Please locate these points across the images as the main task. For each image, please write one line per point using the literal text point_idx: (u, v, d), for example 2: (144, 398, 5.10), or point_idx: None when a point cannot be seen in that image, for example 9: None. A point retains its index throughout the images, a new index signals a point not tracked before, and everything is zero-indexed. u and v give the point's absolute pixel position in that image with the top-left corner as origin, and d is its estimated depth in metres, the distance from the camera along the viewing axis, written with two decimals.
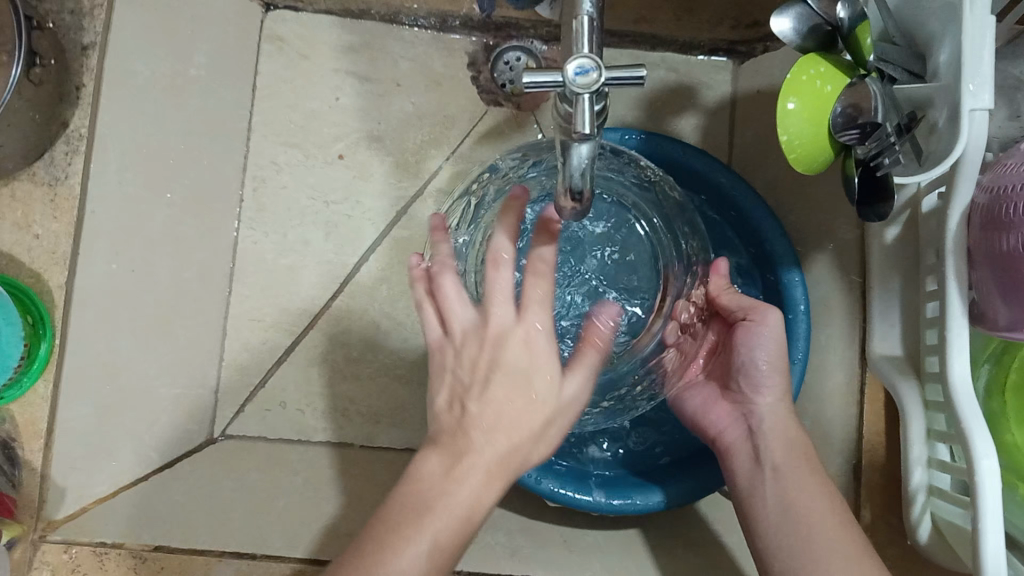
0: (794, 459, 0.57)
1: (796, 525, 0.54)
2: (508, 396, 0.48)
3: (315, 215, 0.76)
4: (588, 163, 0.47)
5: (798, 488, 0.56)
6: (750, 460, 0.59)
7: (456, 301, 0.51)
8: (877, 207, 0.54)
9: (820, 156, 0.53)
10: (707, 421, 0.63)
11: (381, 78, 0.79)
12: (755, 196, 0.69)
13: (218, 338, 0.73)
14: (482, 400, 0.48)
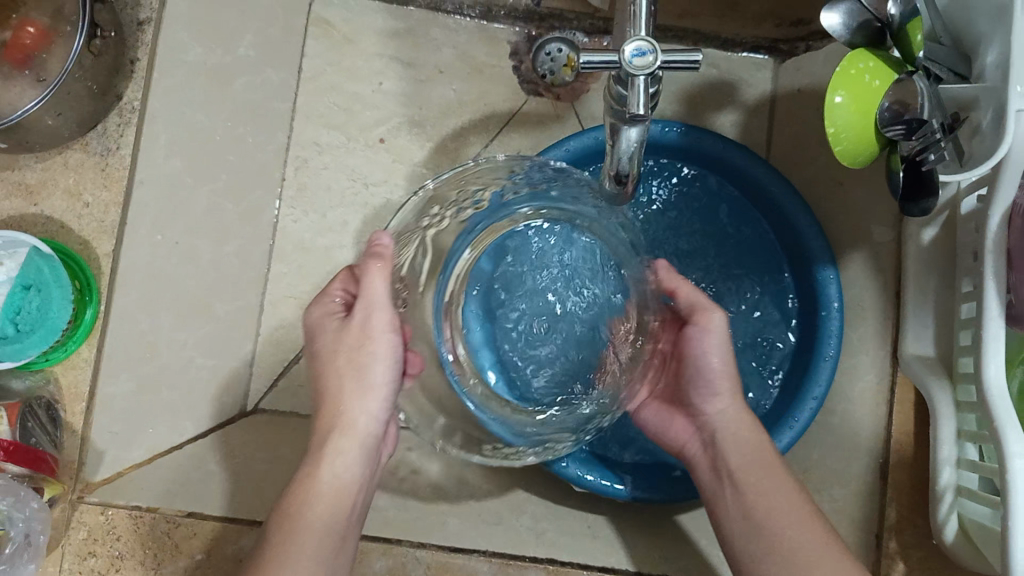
0: (754, 463, 0.57)
1: (767, 539, 0.54)
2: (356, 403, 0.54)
3: (354, 197, 0.77)
4: (637, 147, 0.49)
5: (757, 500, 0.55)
6: (711, 470, 0.59)
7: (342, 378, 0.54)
8: (920, 202, 0.54)
9: (865, 151, 0.53)
10: (669, 434, 0.62)
11: (424, 65, 0.80)
12: (792, 193, 0.69)
13: (255, 314, 0.74)
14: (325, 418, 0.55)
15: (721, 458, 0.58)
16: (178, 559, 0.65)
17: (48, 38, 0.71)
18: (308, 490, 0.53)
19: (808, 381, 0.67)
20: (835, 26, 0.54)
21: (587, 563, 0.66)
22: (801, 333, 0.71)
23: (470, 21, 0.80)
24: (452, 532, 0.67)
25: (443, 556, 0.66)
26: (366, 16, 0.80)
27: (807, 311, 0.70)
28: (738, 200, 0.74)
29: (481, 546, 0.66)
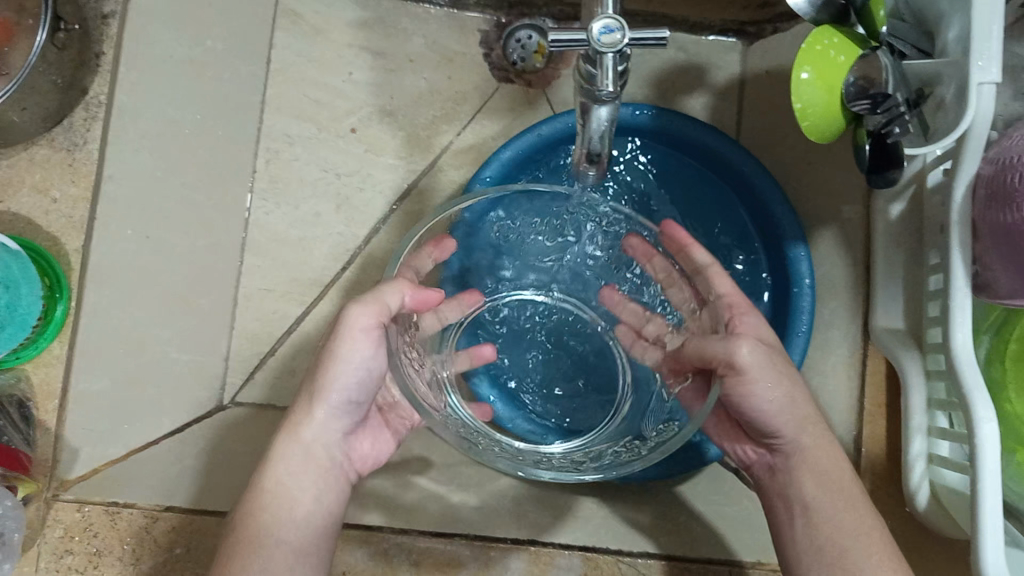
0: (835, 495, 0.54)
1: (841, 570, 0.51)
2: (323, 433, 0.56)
3: (326, 188, 0.77)
4: (607, 127, 0.49)
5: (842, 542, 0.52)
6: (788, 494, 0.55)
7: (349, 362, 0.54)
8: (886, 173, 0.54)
9: (833, 125, 0.54)
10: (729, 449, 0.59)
11: (395, 54, 0.80)
12: (762, 171, 0.69)
13: (230, 307, 0.73)
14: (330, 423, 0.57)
15: (793, 487, 0.55)
16: (157, 554, 0.65)
17: (11, 32, 0.70)
18: (254, 543, 0.53)
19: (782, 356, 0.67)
20: (801, 6, 0.55)
21: (569, 544, 0.67)
22: (774, 309, 0.71)
23: (439, 10, 0.80)
24: (433, 517, 0.67)
25: (424, 541, 0.66)
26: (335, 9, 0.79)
27: (780, 288, 0.71)
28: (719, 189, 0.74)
29: (462, 530, 0.66)
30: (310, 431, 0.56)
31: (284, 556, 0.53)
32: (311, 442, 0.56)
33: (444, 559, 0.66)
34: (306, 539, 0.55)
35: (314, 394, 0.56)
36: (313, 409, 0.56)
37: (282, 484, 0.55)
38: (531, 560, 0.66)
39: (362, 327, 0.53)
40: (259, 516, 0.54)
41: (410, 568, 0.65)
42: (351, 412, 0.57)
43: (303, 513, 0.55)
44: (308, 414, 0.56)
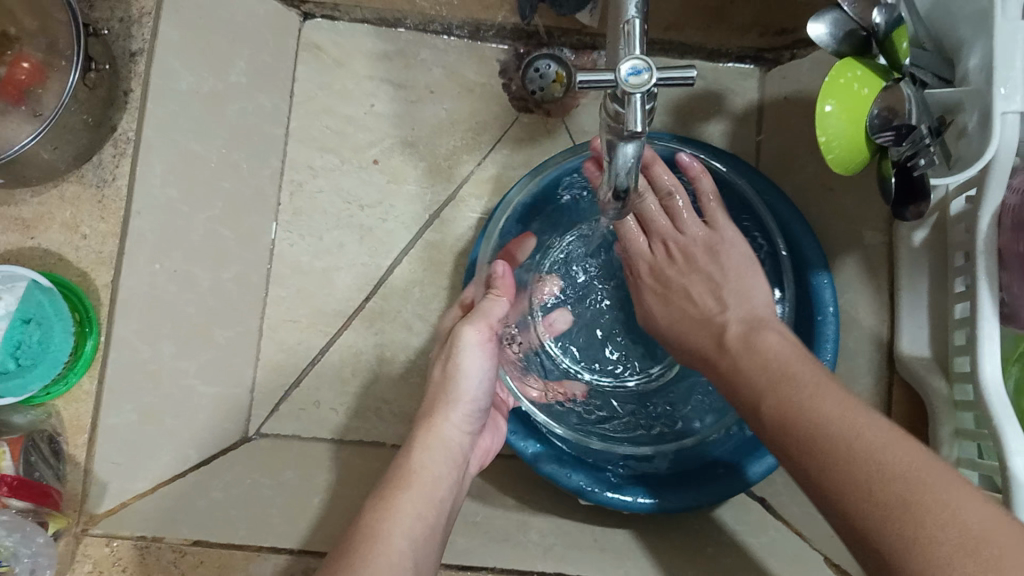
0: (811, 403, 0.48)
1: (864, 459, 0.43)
2: (446, 447, 0.60)
3: (348, 218, 0.80)
4: (634, 162, 0.49)
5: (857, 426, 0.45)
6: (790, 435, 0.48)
7: (473, 368, 0.61)
8: (912, 207, 0.54)
9: (858, 157, 0.54)
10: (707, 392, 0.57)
11: (415, 85, 0.82)
12: (783, 198, 0.71)
13: (253, 338, 0.78)
14: (465, 418, 0.61)
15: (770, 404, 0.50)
16: None
17: (43, 73, 0.71)
18: (369, 543, 0.52)
19: None
20: (823, 38, 0.55)
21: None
22: (798, 337, 0.71)
23: (459, 40, 0.82)
24: (459, 550, 0.66)
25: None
26: (355, 40, 0.82)
27: (804, 317, 0.71)
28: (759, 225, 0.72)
29: (490, 564, 0.64)
30: (449, 432, 0.61)
31: (417, 536, 0.54)
32: (446, 446, 0.60)
33: None
34: (433, 525, 0.56)
35: (448, 399, 0.61)
36: (449, 415, 0.61)
37: (428, 470, 0.58)
38: None
39: (476, 340, 0.61)
40: (399, 496, 0.56)
41: None
42: (478, 418, 0.63)
43: (439, 504, 0.57)
44: (446, 418, 0.61)
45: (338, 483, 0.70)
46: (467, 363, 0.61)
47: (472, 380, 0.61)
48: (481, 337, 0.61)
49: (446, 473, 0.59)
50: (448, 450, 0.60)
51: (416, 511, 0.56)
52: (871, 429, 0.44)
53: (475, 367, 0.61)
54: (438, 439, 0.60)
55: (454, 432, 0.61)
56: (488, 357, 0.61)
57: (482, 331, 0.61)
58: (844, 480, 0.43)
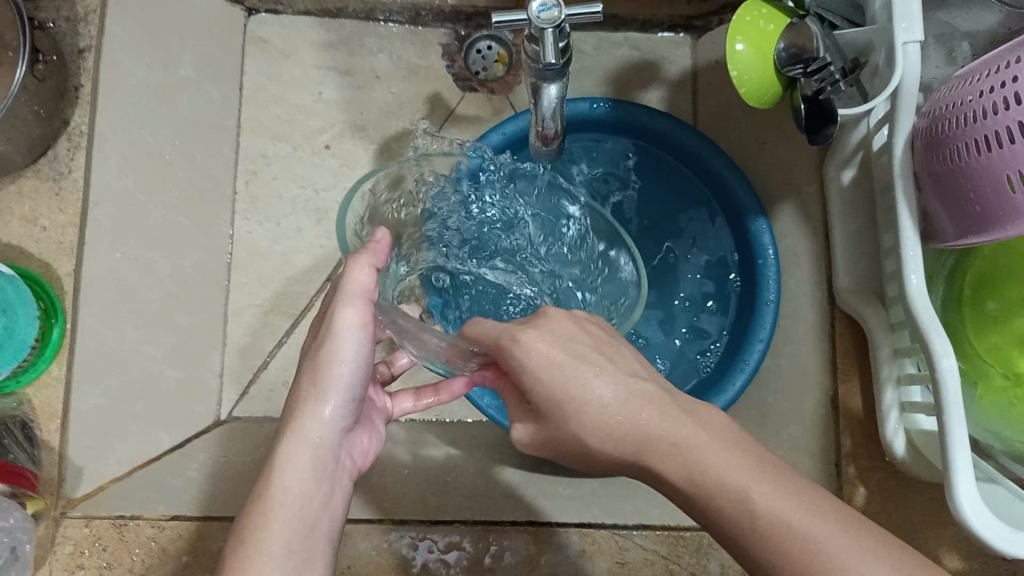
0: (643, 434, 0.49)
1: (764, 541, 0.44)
2: (319, 460, 0.52)
3: (304, 202, 0.82)
4: (557, 102, 0.53)
5: (711, 468, 0.46)
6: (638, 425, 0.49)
7: (348, 358, 0.51)
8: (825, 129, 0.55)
9: (769, 90, 0.57)
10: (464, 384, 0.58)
11: (361, 72, 0.85)
12: (716, 149, 0.73)
13: (220, 323, 0.80)
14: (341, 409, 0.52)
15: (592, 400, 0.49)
16: (166, 562, 0.66)
17: None
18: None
19: (755, 324, 0.70)
20: None
21: (565, 520, 0.67)
22: (744, 284, 0.74)
23: (401, 28, 0.86)
24: (431, 506, 0.68)
25: (426, 529, 0.67)
26: (299, 30, 0.85)
27: (746, 264, 0.74)
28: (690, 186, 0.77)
29: (461, 516, 0.67)
30: (317, 431, 0.52)
31: (277, 535, 0.48)
32: (315, 423, 0.51)
33: (445, 544, 0.66)
34: (303, 556, 0.49)
35: (315, 393, 0.51)
36: (314, 411, 0.51)
37: (292, 489, 0.50)
38: (529, 539, 0.66)
39: (352, 323, 0.50)
40: (264, 482, 0.51)
41: (414, 557, 0.66)
42: (352, 408, 0.53)
43: (302, 496, 0.50)
44: (310, 415, 0.51)
45: None
46: (342, 320, 0.50)
47: (343, 376, 0.51)
48: (361, 322, 0.50)
49: (310, 456, 0.51)
50: (317, 429, 0.51)
51: (284, 542, 0.48)
52: (725, 458, 0.46)
53: (350, 359, 0.51)
54: (305, 442, 0.51)
55: (325, 433, 0.52)
56: (362, 314, 0.50)
57: (358, 309, 0.50)
58: (736, 525, 0.45)
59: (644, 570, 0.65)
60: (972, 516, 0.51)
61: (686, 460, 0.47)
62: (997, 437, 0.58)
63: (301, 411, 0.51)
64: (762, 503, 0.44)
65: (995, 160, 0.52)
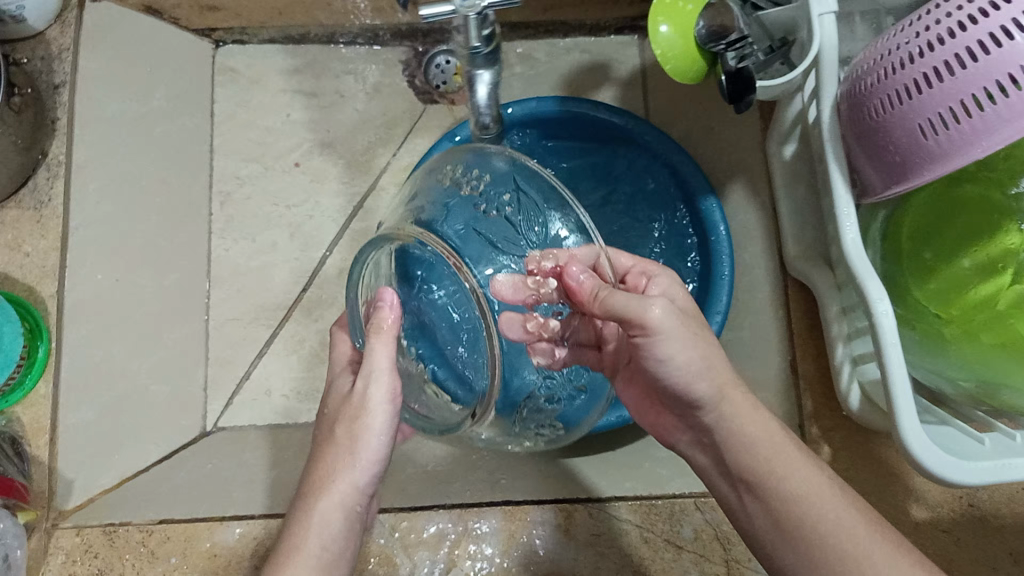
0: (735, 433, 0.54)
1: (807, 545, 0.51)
2: (345, 507, 0.56)
3: (279, 218, 0.86)
4: (491, 85, 0.56)
5: (796, 475, 0.52)
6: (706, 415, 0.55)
7: (384, 405, 0.55)
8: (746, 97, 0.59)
9: (693, 67, 0.60)
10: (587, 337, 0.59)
11: (326, 92, 0.89)
12: (662, 136, 0.77)
13: (201, 338, 0.81)
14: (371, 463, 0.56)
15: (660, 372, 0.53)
16: (156, 564, 0.68)
17: None
18: None
19: (713, 298, 0.73)
20: None
21: (542, 498, 0.70)
22: (701, 261, 0.78)
23: (361, 49, 0.90)
24: (413, 495, 0.70)
25: (408, 515, 0.69)
26: (266, 58, 0.89)
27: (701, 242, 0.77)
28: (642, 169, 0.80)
29: (442, 501, 0.70)
30: (344, 483, 0.56)
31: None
32: (344, 489, 0.56)
33: (427, 528, 0.69)
34: None
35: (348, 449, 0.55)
36: (344, 465, 0.56)
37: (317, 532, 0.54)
38: (507, 517, 0.69)
39: (385, 361, 0.54)
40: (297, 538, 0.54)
41: (399, 543, 0.68)
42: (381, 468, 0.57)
43: (331, 554, 0.54)
44: (340, 467, 0.55)
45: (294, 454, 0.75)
46: (373, 397, 0.55)
47: (378, 431, 0.55)
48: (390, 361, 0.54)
49: (338, 517, 0.55)
50: (345, 494, 0.56)
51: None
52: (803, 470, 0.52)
53: (382, 416, 0.55)
54: (332, 491, 0.55)
55: (352, 485, 0.56)
56: (391, 389, 0.55)
57: (388, 355, 0.54)
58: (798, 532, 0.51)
59: (620, 539, 0.68)
60: (919, 451, 0.54)
61: (767, 466, 0.53)
62: (945, 380, 0.61)
63: (337, 459, 0.56)
64: (824, 508, 0.51)
65: (910, 109, 0.55)
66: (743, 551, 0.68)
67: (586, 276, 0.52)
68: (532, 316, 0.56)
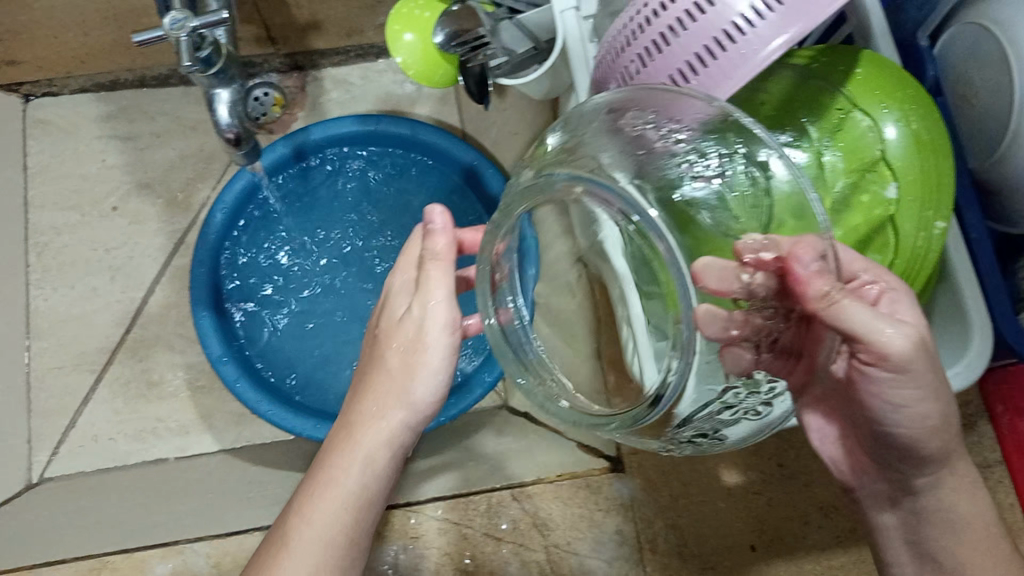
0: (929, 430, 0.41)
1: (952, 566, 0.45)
2: (371, 451, 0.47)
3: (98, 262, 0.86)
4: (234, 106, 0.57)
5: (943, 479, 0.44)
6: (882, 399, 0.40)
7: (415, 359, 0.47)
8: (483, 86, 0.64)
9: (439, 72, 0.63)
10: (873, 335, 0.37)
11: (141, 134, 0.89)
12: (463, 144, 0.77)
13: (24, 392, 0.83)
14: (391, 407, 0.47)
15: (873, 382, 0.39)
16: None
17: None
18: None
19: None
20: None
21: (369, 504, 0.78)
22: None
23: (175, 86, 0.89)
24: (231, 521, 0.74)
25: (220, 542, 0.73)
26: (78, 108, 0.88)
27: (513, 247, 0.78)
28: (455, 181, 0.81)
29: (256, 525, 0.73)
30: (370, 432, 0.47)
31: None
32: (359, 467, 0.47)
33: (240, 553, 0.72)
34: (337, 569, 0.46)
35: (388, 390, 0.47)
36: (364, 421, 0.47)
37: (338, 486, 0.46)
38: None
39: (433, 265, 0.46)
40: (292, 533, 0.46)
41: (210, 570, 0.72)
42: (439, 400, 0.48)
43: (337, 524, 0.46)
44: (361, 407, 0.48)
45: (126, 491, 0.78)
46: (430, 328, 0.47)
47: (426, 384, 0.47)
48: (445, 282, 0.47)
49: (385, 452, 0.47)
50: (364, 477, 0.47)
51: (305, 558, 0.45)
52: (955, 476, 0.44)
53: (439, 346, 0.47)
54: (361, 432, 0.47)
55: (388, 424, 0.47)
56: (452, 317, 0.47)
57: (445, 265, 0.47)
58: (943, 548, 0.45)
59: (439, 538, 0.75)
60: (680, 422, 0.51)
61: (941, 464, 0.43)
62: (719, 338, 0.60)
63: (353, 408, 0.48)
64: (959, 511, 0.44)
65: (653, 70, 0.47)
66: (560, 536, 0.75)
67: (821, 267, 0.37)
68: (746, 266, 0.39)
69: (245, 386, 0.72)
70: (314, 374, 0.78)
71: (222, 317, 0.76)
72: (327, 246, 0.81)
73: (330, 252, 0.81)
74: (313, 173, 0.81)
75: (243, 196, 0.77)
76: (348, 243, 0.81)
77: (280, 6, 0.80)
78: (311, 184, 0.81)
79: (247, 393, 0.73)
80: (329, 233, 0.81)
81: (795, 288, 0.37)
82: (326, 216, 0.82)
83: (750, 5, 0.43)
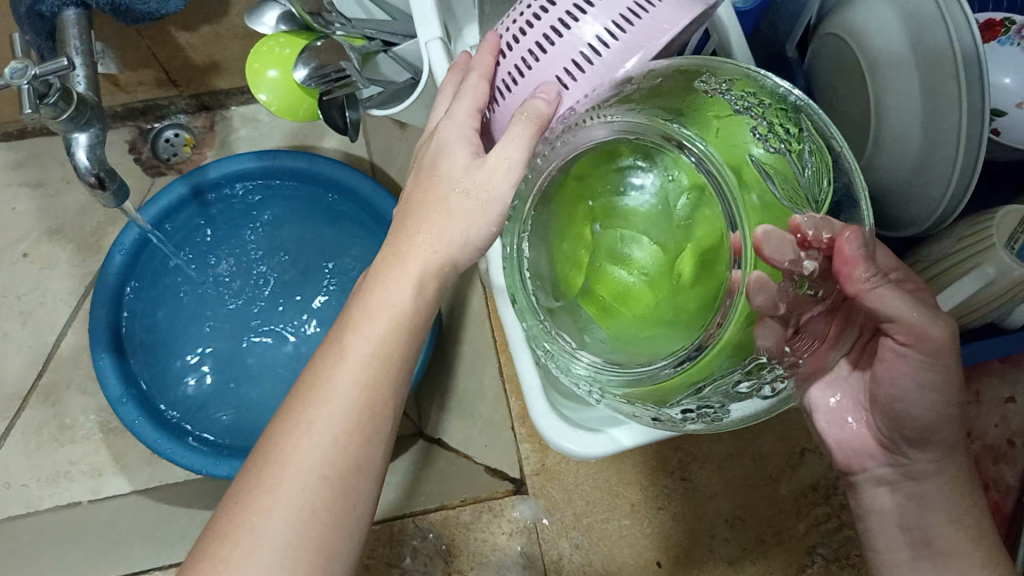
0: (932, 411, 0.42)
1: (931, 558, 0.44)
2: (386, 331, 0.41)
3: (9, 308, 0.87)
4: (91, 147, 0.59)
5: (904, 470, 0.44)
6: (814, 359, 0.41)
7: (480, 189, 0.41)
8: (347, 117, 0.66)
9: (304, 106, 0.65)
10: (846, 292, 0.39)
11: (51, 180, 0.89)
12: (359, 175, 0.77)
13: None
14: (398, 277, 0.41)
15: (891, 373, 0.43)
16: None
17: None
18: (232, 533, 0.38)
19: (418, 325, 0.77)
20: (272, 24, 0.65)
21: None
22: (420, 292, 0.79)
23: None
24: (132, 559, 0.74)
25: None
26: None
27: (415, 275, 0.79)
28: (354, 212, 0.82)
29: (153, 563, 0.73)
30: (387, 294, 0.41)
31: (286, 553, 0.37)
32: (340, 399, 0.40)
33: None
34: (341, 489, 0.39)
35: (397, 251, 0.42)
36: (389, 284, 0.41)
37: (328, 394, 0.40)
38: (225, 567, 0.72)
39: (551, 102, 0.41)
40: (252, 491, 0.39)
41: None
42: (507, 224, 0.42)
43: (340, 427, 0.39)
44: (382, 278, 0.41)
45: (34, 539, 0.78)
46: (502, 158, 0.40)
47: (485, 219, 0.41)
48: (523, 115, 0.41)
49: (398, 331, 0.41)
50: (360, 376, 0.40)
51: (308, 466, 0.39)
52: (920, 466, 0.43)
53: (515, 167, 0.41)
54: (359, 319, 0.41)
55: (395, 297, 0.41)
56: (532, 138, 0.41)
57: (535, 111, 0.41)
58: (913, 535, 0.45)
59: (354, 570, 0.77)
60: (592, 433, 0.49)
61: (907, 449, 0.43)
62: None
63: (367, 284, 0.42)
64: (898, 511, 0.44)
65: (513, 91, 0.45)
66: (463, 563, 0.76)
67: (865, 254, 0.38)
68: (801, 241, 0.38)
69: (144, 425, 0.72)
70: (214, 411, 0.80)
71: (122, 359, 0.76)
72: (222, 268, 0.85)
73: (225, 276, 0.85)
74: (205, 212, 0.82)
75: (134, 245, 0.77)
76: (242, 266, 0.85)
77: (177, 52, 0.80)
78: (202, 222, 0.83)
79: (145, 431, 0.72)
80: (222, 259, 0.85)
81: (842, 268, 0.39)
82: (217, 243, 0.84)
83: (600, 32, 0.42)
